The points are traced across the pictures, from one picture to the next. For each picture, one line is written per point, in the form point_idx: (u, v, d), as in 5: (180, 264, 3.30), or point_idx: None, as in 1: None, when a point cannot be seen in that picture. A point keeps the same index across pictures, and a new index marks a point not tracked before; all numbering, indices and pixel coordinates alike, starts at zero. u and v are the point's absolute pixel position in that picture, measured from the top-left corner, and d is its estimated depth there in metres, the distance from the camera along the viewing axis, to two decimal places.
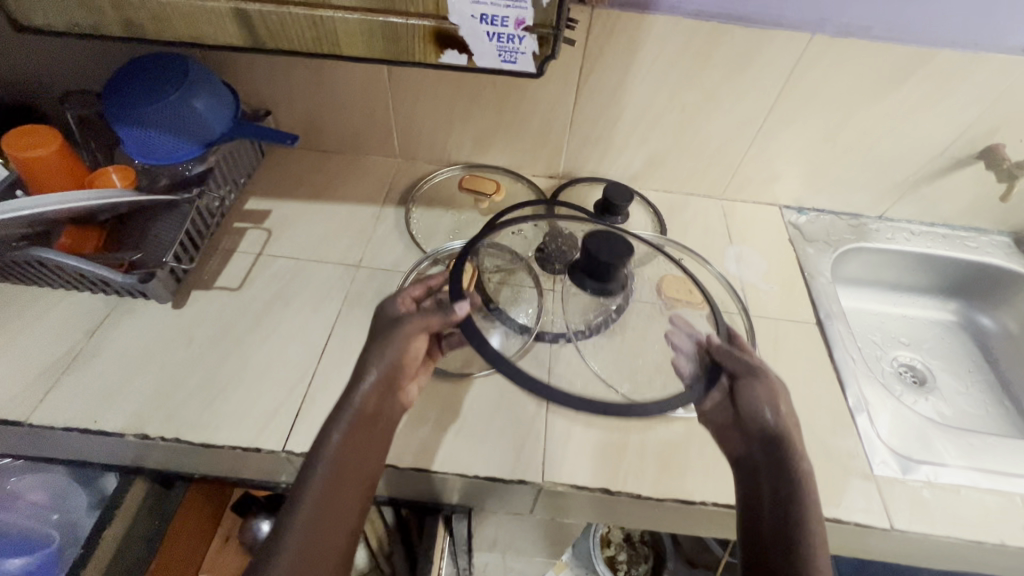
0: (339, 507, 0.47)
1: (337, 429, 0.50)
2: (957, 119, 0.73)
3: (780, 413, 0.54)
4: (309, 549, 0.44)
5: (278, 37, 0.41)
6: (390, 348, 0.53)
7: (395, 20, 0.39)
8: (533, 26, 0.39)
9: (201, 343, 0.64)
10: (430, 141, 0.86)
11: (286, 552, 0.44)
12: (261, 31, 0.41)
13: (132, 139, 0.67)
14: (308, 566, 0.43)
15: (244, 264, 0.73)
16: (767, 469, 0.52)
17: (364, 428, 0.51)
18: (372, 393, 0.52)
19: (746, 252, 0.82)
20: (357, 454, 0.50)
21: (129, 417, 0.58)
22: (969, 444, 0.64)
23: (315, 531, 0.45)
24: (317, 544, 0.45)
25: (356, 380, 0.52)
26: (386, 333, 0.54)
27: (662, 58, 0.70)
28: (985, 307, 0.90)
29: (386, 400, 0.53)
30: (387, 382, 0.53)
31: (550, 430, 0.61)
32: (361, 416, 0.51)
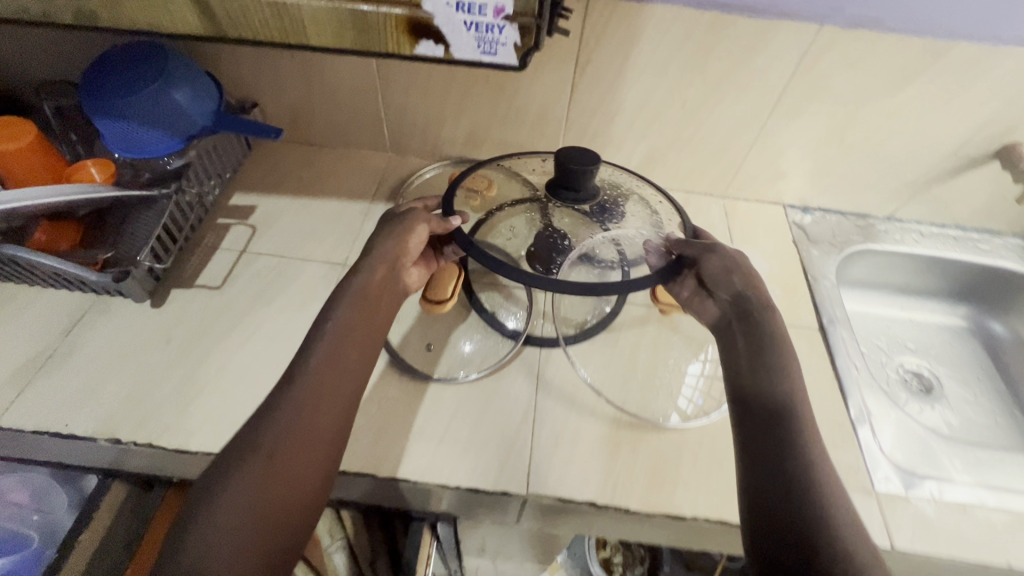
0: (334, 387, 0.47)
1: (340, 310, 0.51)
2: (973, 117, 0.69)
3: (744, 278, 0.58)
4: (297, 429, 0.43)
5: (239, 25, 0.38)
6: (394, 235, 0.57)
7: (366, 8, 0.36)
8: (513, 14, 0.36)
9: (178, 344, 0.63)
10: (422, 136, 0.84)
11: (299, 392, 0.45)
12: (224, 24, 0.38)
13: (111, 133, 0.65)
14: (321, 402, 0.45)
15: (226, 261, 0.71)
16: (765, 420, 0.49)
17: (367, 312, 0.52)
18: (378, 276, 0.55)
19: (747, 253, 0.79)
20: (357, 343, 0.50)
21: (101, 420, 0.56)
22: (976, 458, 0.61)
23: (307, 411, 0.44)
24: (328, 390, 0.46)
25: (360, 267, 0.55)
26: (388, 229, 0.58)
27: (661, 50, 0.67)
28: (997, 313, 0.86)
29: (393, 284, 0.56)
30: (390, 267, 0.56)
31: (537, 439, 0.58)
32: (365, 298, 0.53)
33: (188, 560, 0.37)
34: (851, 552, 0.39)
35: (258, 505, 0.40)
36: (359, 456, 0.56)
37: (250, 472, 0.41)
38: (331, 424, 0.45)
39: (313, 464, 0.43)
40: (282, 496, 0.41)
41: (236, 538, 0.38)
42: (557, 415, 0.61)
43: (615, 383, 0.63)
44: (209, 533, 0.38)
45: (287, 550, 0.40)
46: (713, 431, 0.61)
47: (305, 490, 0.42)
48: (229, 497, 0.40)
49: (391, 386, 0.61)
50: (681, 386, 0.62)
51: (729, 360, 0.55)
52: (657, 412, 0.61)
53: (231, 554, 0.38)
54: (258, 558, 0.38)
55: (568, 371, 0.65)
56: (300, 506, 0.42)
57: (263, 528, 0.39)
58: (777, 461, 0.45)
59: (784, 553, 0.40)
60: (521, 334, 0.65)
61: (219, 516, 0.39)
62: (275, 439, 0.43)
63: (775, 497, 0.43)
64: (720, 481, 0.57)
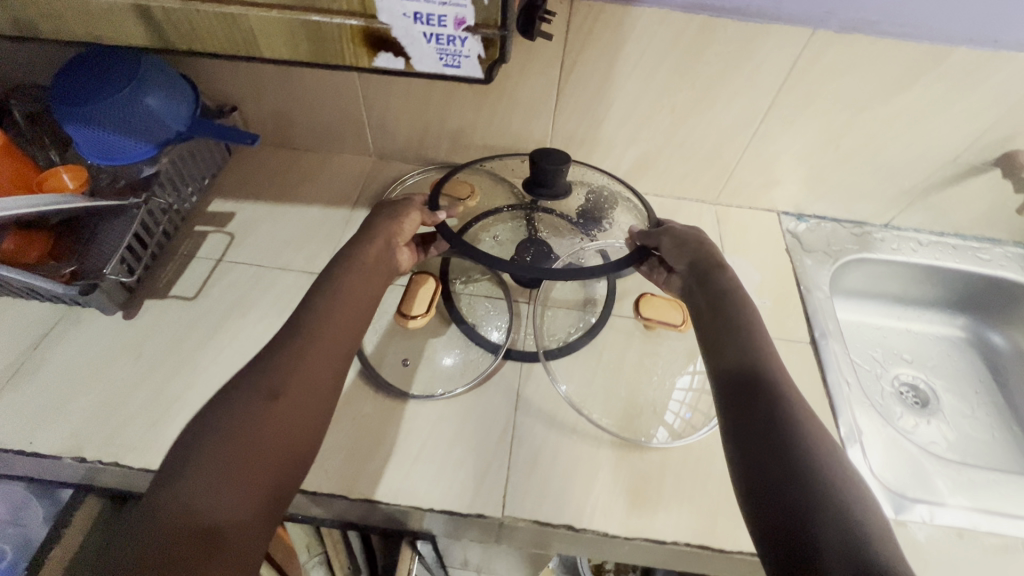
0: (329, 340, 0.48)
1: (336, 274, 0.54)
2: (973, 124, 0.67)
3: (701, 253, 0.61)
4: (290, 375, 0.45)
5: (186, 36, 0.36)
6: (390, 218, 0.61)
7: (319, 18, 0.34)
8: (475, 26, 0.34)
9: (150, 357, 0.61)
10: (405, 141, 0.82)
11: (273, 367, 0.45)
12: (170, 36, 0.36)
13: (83, 140, 0.62)
14: (293, 377, 0.45)
15: (202, 271, 0.70)
16: (748, 389, 0.47)
17: (364, 275, 0.55)
18: (373, 247, 0.58)
19: (738, 263, 0.77)
20: (352, 301, 0.52)
21: (67, 438, 0.55)
22: (969, 480, 0.59)
23: (302, 359, 0.46)
24: (300, 367, 0.46)
25: (355, 243, 0.58)
26: (384, 213, 0.62)
27: (649, 54, 0.65)
28: (997, 324, 0.84)
29: (387, 258, 0.59)
30: (386, 241, 0.59)
31: (515, 459, 0.57)
32: (361, 265, 0.56)
33: (181, 486, 0.38)
34: (844, 489, 0.39)
35: (251, 439, 0.41)
36: (331, 476, 0.55)
37: (245, 410, 0.42)
38: (324, 374, 0.47)
39: (305, 408, 0.45)
40: (274, 434, 0.42)
41: (228, 468, 0.39)
42: (536, 433, 0.59)
43: (597, 400, 0.61)
44: (202, 464, 0.39)
45: (275, 487, 0.41)
46: (697, 451, 0.59)
47: (295, 431, 0.43)
48: (222, 431, 0.41)
49: (367, 402, 0.60)
50: (669, 401, 0.60)
51: (704, 322, 0.56)
52: (640, 431, 0.59)
53: (223, 482, 0.39)
54: (248, 489, 0.39)
55: (549, 387, 0.63)
56: (289, 447, 0.43)
57: (254, 462, 0.40)
58: (760, 411, 0.45)
59: (777, 495, 0.40)
60: (502, 348, 0.63)
61: (213, 447, 0.40)
62: (269, 381, 0.44)
63: (761, 444, 0.43)
64: (702, 503, 0.56)
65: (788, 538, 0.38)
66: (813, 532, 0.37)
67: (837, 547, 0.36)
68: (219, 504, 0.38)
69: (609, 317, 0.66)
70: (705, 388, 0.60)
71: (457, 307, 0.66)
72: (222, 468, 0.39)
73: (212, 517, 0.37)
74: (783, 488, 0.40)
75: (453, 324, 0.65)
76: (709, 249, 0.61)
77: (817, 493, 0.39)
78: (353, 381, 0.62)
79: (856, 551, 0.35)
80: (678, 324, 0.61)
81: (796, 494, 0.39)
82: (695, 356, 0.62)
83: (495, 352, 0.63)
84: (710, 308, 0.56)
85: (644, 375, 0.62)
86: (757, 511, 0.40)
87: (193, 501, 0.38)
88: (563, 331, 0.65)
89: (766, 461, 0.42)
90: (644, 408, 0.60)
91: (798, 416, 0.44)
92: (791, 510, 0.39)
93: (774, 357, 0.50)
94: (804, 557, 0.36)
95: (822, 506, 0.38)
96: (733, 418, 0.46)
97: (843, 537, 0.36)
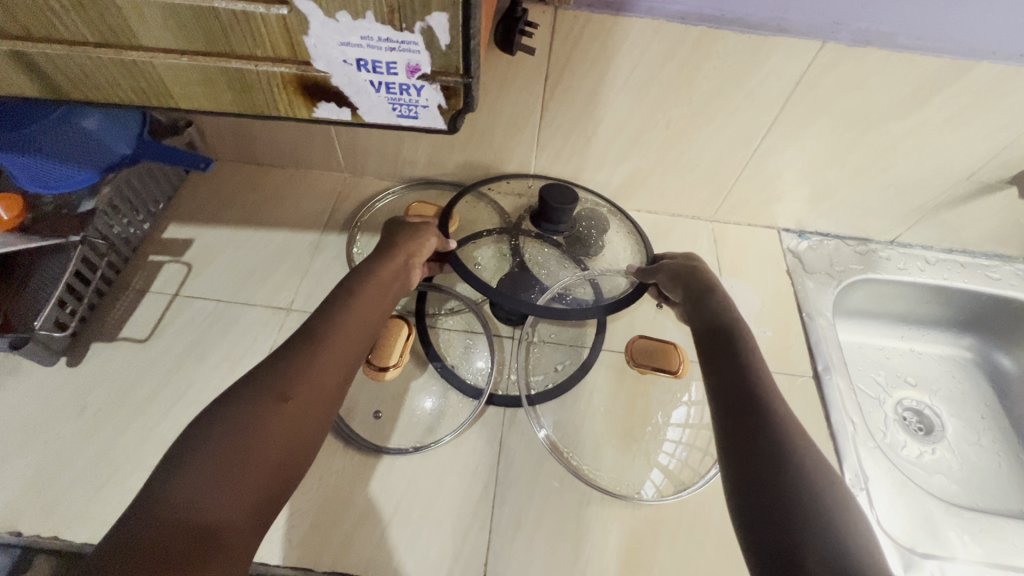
0: (343, 346, 0.44)
1: (353, 287, 0.50)
2: (991, 141, 0.61)
3: (700, 273, 0.57)
4: (299, 378, 0.40)
5: (85, 83, 0.34)
6: (413, 237, 0.57)
7: (240, 65, 0.33)
8: (432, 73, 0.32)
9: (95, 411, 0.56)
10: (379, 158, 0.75)
11: (279, 370, 0.40)
12: (63, 81, 0.34)
13: (20, 166, 0.52)
14: (297, 374, 0.40)
15: (155, 308, 0.64)
16: (734, 388, 0.44)
17: (381, 285, 0.51)
18: (391, 263, 0.53)
19: (736, 288, 0.73)
20: (365, 308, 0.48)
21: (2, 509, 0.50)
22: (981, 528, 0.56)
23: (310, 362, 0.41)
24: (311, 372, 0.41)
25: (374, 257, 0.54)
26: (406, 230, 0.58)
27: (641, 68, 0.58)
28: (1005, 345, 0.80)
29: (404, 280, 0.54)
30: (407, 258, 0.55)
31: (496, 519, 0.53)
32: (379, 276, 0.51)
33: (175, 488, 0.32)
34: (832, 497, 0.35)
35: (254, 440, 0.36)
36: (296, 544, 0.50)
37: (252, 409, 0.37)
38: (335, 384, 0.42)
39: (313, 414, 0.40)
40: (278, 437, 0.37)
41: (227, 468, 0.34)
42: (520, 489, 0.55)
43: (584, 449, 0.57)
44: (200, 461, 0.34)
45: (270, 497, 0.35)
46: (691, 505, 0.56)
47: (298, 435, 0.38)
48: (227, 432, 0.36)
49: (337, 457, 0.56)
50: (662, 443, 0.56)
51: (696, 328, 0.53)
52: (631, 486, 0.55)
53: (222, 484, 0.33)
54: (246, 495, 0.34)
55: (532, 435, 0.59)
56: (291, 453, 0.37)
57: (255, 464, 0.35)
58: (749, 407, 0.42)
59: (761, 492, 0.36)
60: (485, 392, 0.58)
61: (213, 446, 0.35)
62: (279, 381, 0.39)
63: (750, 440, 0.39)
64: (698, 566, 0.52)
65: (771, 537, 0.34)
66: (797, 531, 0.33)
67: (820, 548, 0.32)
68: (214, 507, 0.32)
69: (599, 353, 0.62)
70: (704, 423, 0.56)
71: (434, 346, 0.61)
72: (221, 467, 0.34)
73: (206, 521, 0.32)
74: (770, 485, 0.36)
75: (430, 364, 0.60)
76: (702, 273, 0.57)
77: (804, 493, 0.35)
78: None
79: (841, 555, 0.32)
80: (673, 370, 0.55)
81: (786, 493, 0.36)
82: (689, 383, 0.58)
83: (475, 397, 0.58)
84: (700, 318, 0.53)
85: (636, 421, 0.57)
86: (743, 509, 0.37)
87: (189, 501, 0.32)
88: (550, 372, 0.61)
89: (754, 459, 0.38)
90: (637, 459, 0.56)
91: (789, 418, 0.41)
92: (781, 508, 0.35)
93: (763, 363, 0.47)
94: (787, 557, 0.33)
95: (811, 507, 0.35)
96: (723, 419, 0.42)
97: (828, 540, 0.33)
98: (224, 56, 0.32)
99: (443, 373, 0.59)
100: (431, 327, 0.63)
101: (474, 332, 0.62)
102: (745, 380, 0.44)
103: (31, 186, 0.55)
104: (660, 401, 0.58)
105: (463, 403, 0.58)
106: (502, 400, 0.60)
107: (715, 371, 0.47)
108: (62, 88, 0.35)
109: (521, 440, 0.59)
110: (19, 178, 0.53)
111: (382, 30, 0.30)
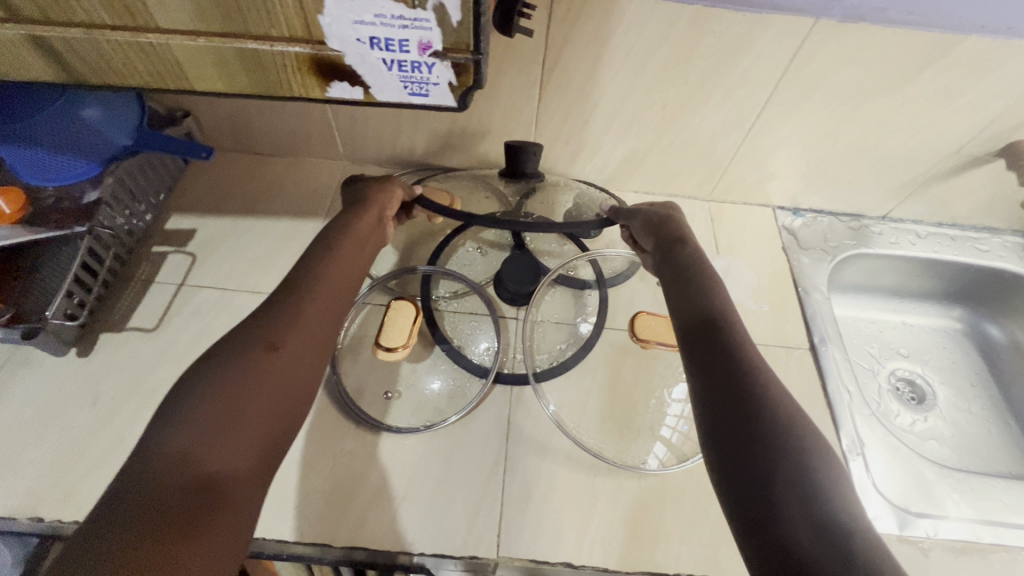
0: (328, 297, 0.45)
1: (330, 241, 0.50)
2: (979, 115, 0.63)
3: (678, 228, 0.56)
4: (289, 332, 0.41)
5: (101, 68, 0.35)
6: (380, 190, 0.57)
7: (254, 45, 0.33)
8: (443, 50, 0.33)
9: (107, 400, 0.57)
10: (377, 145, 0.76)
11: (265, 322, 0.41)
12: (78, 65, 0.35)
13: (19, 158, 0.52)
14: (279, 328, 0.41)
15: (163, 297, 0.65)
16: (711, 347, 0.44)
17: (359, 241, 0.51)
18: (366, 217, 0.53)
19: (733, 265, 0.74)
20: (346, 264, 0.48)
21: (21, 496, 0.51)
22: (971, 488, 0.59)
23: (297, 317, 0.42)
24: (293, 327, 0.41)
25: (349, 213, 0.54)
26: (371, 185, 0.58)
27: (638, 49, 0.59)
28: (993, 316, 0.83)
29: (381, 232, 0.54)
30: (379, 212, 0.55)
31: (507, 493, 0.55)
32: (359, 229, 0.52)
33: (170, 440, 0.33)
34: (818, 475, 0.35)
35: (246, 393, 0.37)
36: (312, 522, 0.52)
37: (242, 363, 0.38)
38: (320, 334, 0.43)
39: (303, 365, 0.41)
40: (272, 390, 0.38)
41: (220, 420, 0.35)
42: (529, 462, 0.57)
43: (589, 425, 0.58)
44: (193, 415, 0.35)
45: (265, 449, 0.36)
46: (695, 475, 0.57)
47: (289, 386, 0.39)
48: (217, 382, 0.37)
49: (348, 438, 0.57)
50: (664, 417, 0.57)
51: (671, 297, 0.51)
52: (635, 457, 0.56)
53: (218, 436, 0.34)
54: (241, 448, 0.35)
55: (539, 411, 0.61)
56: (282, 404, 0.38)
57: (252, 417, 0.36)
58: (731, 388, 0.40)
59: (747, 482, 0.36)
60: (491, 371, 0.59)
61: (207, 397, 0.36)
62: (265, 338, 0.40)
63: (728, 407, 0.39)
64: (704, 532, 0.54)
65: (760, 530, 0.34)
66: (783, 521, 0.33)
67: (803, 516, 0.33)
68: (210, 456, 0.33)
69: (601, 331, 0.64)
70: None
71: (440, 328, 0.62)
72: (215, 420, 0.35)
73: (204, 471, 0.33)
74: (755, 474, 0.36)
75: (437, 346, 0.61)
76: (677, 227, 0.57)
77: (790, 479, 0.35)
78: (334, 415, 0.58)
79: (822, 520, 0.33)
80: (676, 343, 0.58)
81: (771, 480, 0.35)
82: None
83: (481, 375, 0.59)
84: (674, 285, 0.51)
85: (639, 396, 0.59)
86: (732, 502, 0.36)
87: (187, 453, 0.33)
88: (553, 350, 0.62)
89: (735, 422, 0.38)
90: (641, 432, 0.57)
91: (772, 394, 0.39)
92: (765, 496, 0.34)
93: (744, 330, 0.45)
94: (769, 517, 0.34)
95: (793, 468, 0.35)
96: (699, 380, 0.42)
97: (815, 528, 0.32)
98: (238, 36, 0.33)
99: (447, 354, 0.61)
100: (435, 310, 0.64)
101: (476, 313, 0.64)
102: (724, 356, 0.43)
103: (35, 181, 0.55)
104: (663, 375, 0.59)
105: (468, 382, 0.60)
106: (509, 378, 0.62)
107: (691, 335, 0.46)
108: (78, 74, 0.35)
109: (527, 419, 0.60)
110: (22, 171, 0.54)
111: (395, 8, 0.31)
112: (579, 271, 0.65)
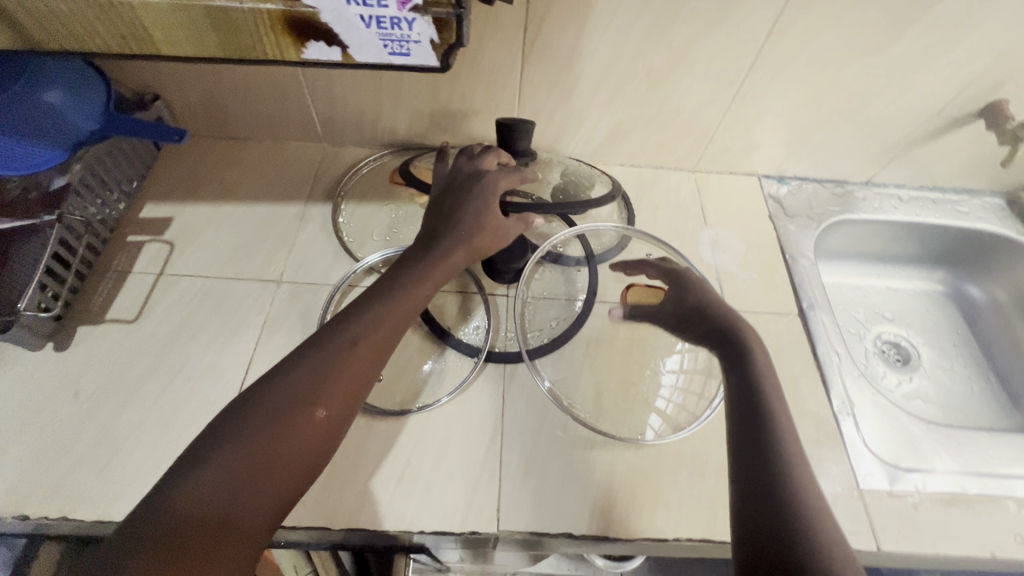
0: (375, 349, 0.44)
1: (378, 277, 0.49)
2: (959, 75, 0.64)
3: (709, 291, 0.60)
4: (329, 389, 0.41)
5: (60, 33, 0.33)
6: (485, 220, 0.51)
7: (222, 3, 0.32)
8: (423, 5, 0.32)
9: (89, 395, 0.55)
10: (358, 125, 0.74)
11: (301, 372, 0.41)
12: (35, 30, 0.33)
13: None
14: (315, 383, 0.41)
15: (141, 288, 0.63)
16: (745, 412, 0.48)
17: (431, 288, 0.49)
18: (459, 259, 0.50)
19: (721, 235, 0.74)
20: (398, 311, 0.46)
21: (2, 496, 0.49)
22: (959, 443, 0.60)
23: (337, 367, 0.42)
24: (329, 387, 0.41)
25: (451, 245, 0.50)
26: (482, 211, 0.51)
27: (620, 16, 0.58)
28: (975, 277, 0.84)
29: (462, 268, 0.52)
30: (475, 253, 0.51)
31: (505, 468, 0.55)
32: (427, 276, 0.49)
33: (196, 486, 0.35)
34: (815, 514, 0.40)
35: (271, 453, 0.37)
36: (308, 506, 0.51)
37: (273, 423, 0.38)
38: (353, 393, 0.42)
39: (329, 429, 0.41)
40: (297, 453, 0.38)
41: (243, 474, 0.36)
42: (526, 438, 0.57)
43: (584, 399, 0.58)
44: (219, 465, 0.36)
45: (283, 503, 0.38)
46: (692, 443, 0.58)
47: (319, 447, 0.40)
48: (246, 433, 0.38)
49: None
50: (658, 390, 0.58)
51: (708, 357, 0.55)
52: (633, 428, 0.57)
53: (241, 478, 0.36)
54: (257, 505, 0.36)
55: (534, 388, 0.60)
56: (307, 467, 0.39)
57: (273, 477, 0.37)
58: (752, 432, 0.46)
59: (756, 509, 0.41)
60: (483, 350, 0.60)
61: (240, 448, 0.37)
62: (307, 392, 0.40)
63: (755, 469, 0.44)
64: (701, 495, 0.55)
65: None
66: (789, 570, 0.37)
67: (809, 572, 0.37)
68: (227, 505, 0.35)
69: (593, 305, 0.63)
70: (695, 368, 0.58)
71: (428, 309, 0.62)
72: (243, 469, 0.36)
73: (218, 519, 0.34)
74: (770, 517, 0.41)
75: (426, 326, 0.61)
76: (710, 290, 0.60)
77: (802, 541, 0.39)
78: None
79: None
80: None
81: (770, 498, 0.42)
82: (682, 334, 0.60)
83: (472, 355, 0.60)
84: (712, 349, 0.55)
85: (634, 367, 0.59)
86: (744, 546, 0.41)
87: (206, 499, 0.35)
88: (546, 326, 0.62)
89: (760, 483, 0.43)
90: (638, 403, 0.58)
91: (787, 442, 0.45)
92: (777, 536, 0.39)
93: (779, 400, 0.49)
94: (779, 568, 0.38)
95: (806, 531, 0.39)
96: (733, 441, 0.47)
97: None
98: None
99: (438, 335, 0.61)
100: None
101: (465, 293, 0.64)
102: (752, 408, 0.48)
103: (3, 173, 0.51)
104: (654, 345, 0.60)
105: (461, 362, 0.60)
106: (502, 356, 0.61)
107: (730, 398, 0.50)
108: (36, 41, 0.34)
109: (523, 396, 0.60)
110: None
111: None
112: (567, 248, 0.66)
